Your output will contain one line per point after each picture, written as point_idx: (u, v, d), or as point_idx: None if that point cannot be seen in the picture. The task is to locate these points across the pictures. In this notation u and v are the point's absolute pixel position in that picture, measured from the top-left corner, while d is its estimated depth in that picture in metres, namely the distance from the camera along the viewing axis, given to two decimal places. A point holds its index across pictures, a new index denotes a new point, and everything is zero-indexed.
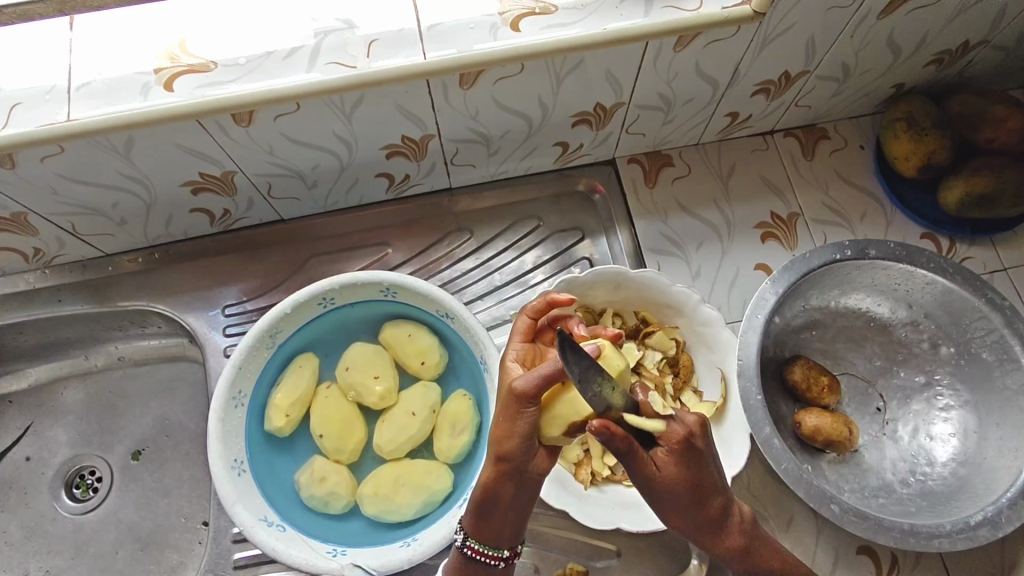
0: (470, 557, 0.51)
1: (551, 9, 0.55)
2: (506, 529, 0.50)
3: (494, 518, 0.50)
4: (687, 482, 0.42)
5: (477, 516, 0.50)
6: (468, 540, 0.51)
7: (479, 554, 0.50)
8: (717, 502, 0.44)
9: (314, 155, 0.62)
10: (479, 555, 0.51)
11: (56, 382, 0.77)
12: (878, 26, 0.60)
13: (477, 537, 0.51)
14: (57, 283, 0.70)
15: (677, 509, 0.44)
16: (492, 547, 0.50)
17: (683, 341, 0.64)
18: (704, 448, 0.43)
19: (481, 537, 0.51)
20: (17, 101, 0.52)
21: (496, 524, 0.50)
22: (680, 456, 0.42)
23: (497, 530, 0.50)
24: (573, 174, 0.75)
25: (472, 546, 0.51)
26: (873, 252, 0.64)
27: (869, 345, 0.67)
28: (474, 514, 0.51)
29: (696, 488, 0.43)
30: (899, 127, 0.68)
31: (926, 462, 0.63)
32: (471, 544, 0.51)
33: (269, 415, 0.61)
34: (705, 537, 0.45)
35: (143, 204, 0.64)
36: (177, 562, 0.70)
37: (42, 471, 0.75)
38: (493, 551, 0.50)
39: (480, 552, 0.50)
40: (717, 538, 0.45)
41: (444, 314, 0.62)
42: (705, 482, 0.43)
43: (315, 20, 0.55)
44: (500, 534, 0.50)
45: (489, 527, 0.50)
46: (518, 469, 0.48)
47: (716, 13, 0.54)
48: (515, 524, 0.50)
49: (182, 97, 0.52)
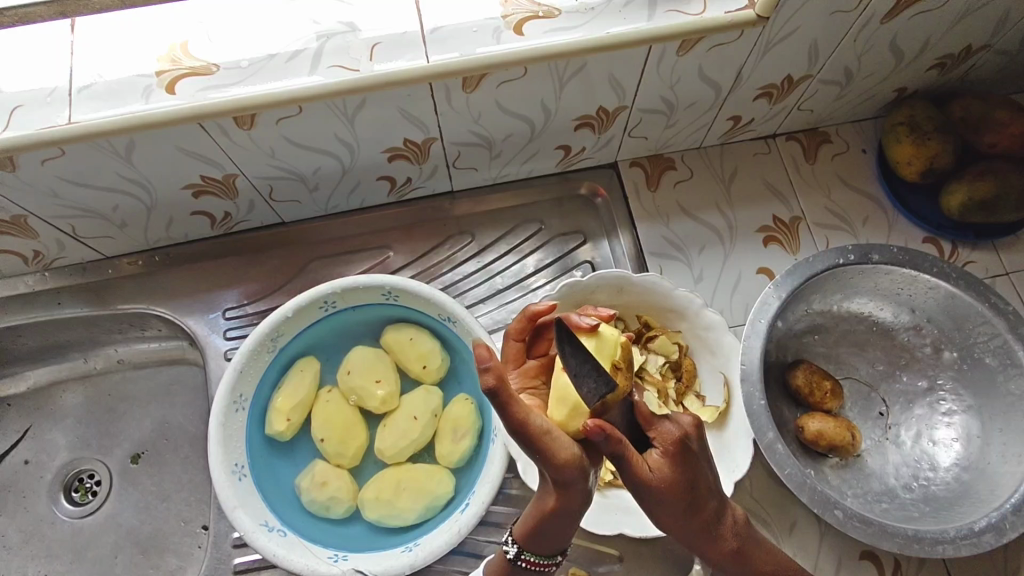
0: (524, 568, 0.50)
1: (554, 12, 0.55)
2: (561, 539, 0.48)
3: (545, 533, 0.47)
4: (683, 488, 0.41)
5: (528, 533, 0.48)
6: (523, 554, 0.49)
7: (534, 565, 0.49)
8: (712, 504, 0.44)
9: (315, 158, 0.62)
10: (534, 566, 0.49)
11: (55, 385, 0.77)
12: (881, 30, 0.60)
13: (530, 549, 0.49)
14: (57, 286, 0.70)
15: (675, 518, 0.43)
16: (546, 555, 0.49)
17: (685, 344, 0.63)
18: (698, 451, 0.42)
19: (535, 549, 0.49)
20: (18, 104, 0.52)
21: (552, 538, 0.47)
22: (675, 461, 0.41)
23: (553, 540, 0.48)
24: (575, 177, 0.75)
25: (529, 559, 0.49)
26: (876, 256, 0.64)
27: (872, 349, 0.67)
28: (525, 529, 0.48)
29: (692, 492, 0.42)
30: (901, 131, 0.68)
31: (929, 467, 0.62)
32: (526, 557, 0.49)
33: (270, 419, 0.61)
34: (701, 540, 0.45)
35: (144, 207, 0.64)
36: (177, 566, 0.70)
37: (42, 474, 0.74)
38: (547, 559, 0.49)
39: (536, 563, 0.49)
40: (713, 541, 0.45)
41: (445, 318, 0.62)
42: (701, 485, 0.42)
43: (317, 22, 0.55)
44: (554, 543, 0.48)
45: (541, 541, 0.48)
46: (579, 489, 0.43)
47: (719, 17, 0.54)
48: (569, 533, 0.47)
49: (184, 99, 0.52)
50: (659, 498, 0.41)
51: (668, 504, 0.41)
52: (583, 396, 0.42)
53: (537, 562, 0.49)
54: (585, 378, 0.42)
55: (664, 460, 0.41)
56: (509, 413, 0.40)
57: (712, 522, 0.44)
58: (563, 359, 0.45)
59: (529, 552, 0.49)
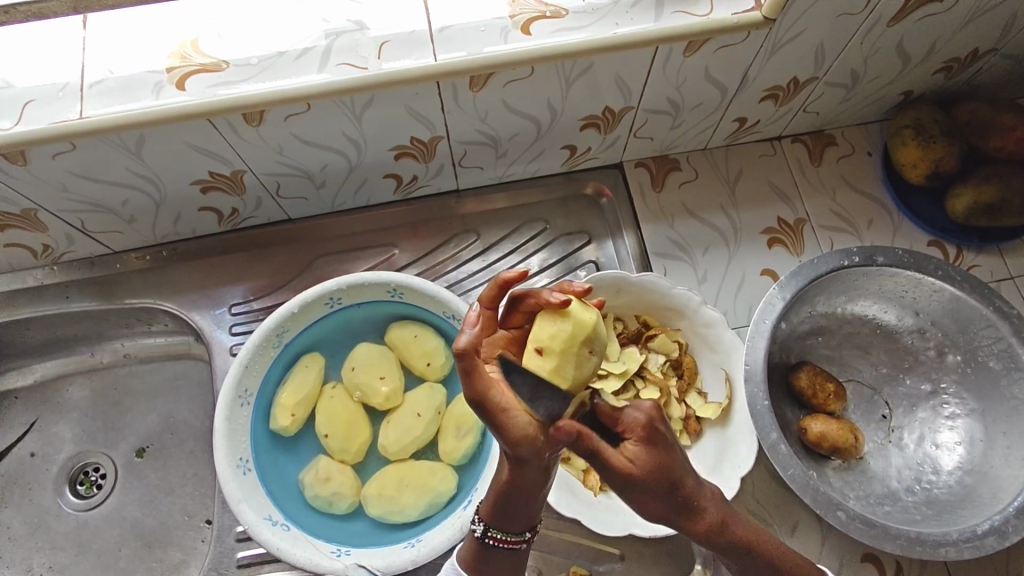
0: (493, 546, 0.50)
1: (561, 12, 0.56)
2: (524, 517, 0.49)
3: (510, 508, 0.48)
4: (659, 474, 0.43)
5: (494, 509, 0.49)
6: (489, 530, 0.50)
7: (503, 543, 0.50)
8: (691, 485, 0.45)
9: (321, 156, 0.63)
10: (501, 543, 0.50)
11: (62, 379, 0.77)
12: (888, 33, 0.60)
13: (497, 526, 0.50)
14: (65, 280, 0.70)
15: (656, 506, 0.44)
16: (514, 532, 0.50)
17: (685, 343, 0.64)
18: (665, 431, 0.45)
19: (503, 526, 0.49)
20: (31, 98, 0.52)
21: (514, 514, 0.48)
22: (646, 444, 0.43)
23: (516, 516, 0.48)
24: (580, 177, 0.75)
25: (495, 536, 0.50)
26: (880, 258, 0.64)
27: (875, 352, 0.67)
28: (491, 506, 0.49)
29: (668, 478, 0.43)
30: (907, 134, 0.68)
31: (931, 470, 0.62)
32: (493, 534, 0.50)
33: (275, 414, 0.61)
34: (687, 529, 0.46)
35: (153, 202, 0.64)
36: (181, 560, 0.70)
37: (47, 467, 0.75)
38: (514, 536, 0.50)
39: (502, 540, 0.50)
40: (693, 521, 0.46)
41: (450, 315, 0.62)
42: (677, 469, 0.44)
43: (326, 21, 0.56)
44: (521, 519, 0.49)
45: (511, 518, 0.49)
46: (535, 466, 0.43)
47: (726, 19, 0.54)
48: (532, 509, 0.48)
49: (195, 96, 0.52)
50: (636, 487, 0.43)
51: (645, 494, 0.43)
52: (558, 377, 0.41)
53: (505, 539, 0.50)
54: (560, 365, 0.41)
55: (638, 451, 0.43)
56: (472, 386, 0.40)
57: (693, 508, 0.45)
58: (537, 337, 0.43)
59: (497, 530, 0.50)
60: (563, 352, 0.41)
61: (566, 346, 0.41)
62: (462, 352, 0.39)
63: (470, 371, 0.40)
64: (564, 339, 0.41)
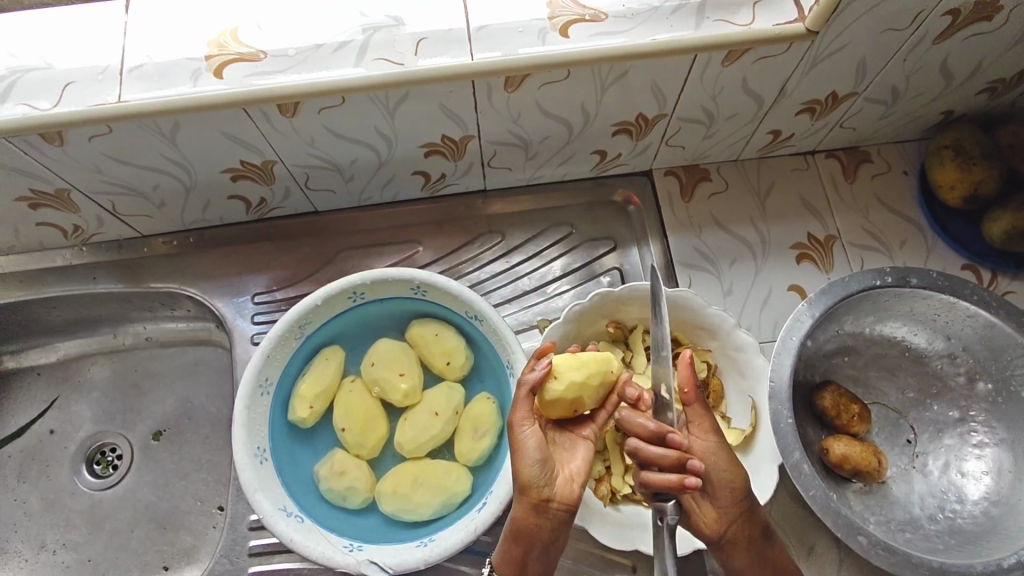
0: None
1: (601, 16, 0.55)
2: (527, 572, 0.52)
3: (518, 557, 0.52)
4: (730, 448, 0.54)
5: (504, 552, 0.52)
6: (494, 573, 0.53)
7: None
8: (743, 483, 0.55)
9: (353, 149, 0.63)
10: None
11: (84, 358, 0.78)
12: (933, 51, 0.59)
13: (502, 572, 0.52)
14: (92, 261, 0.71)
15: (741, 477, 0.52)
16: None
17: (714, 363, 0.62)
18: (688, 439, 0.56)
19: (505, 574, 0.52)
20: (71, 81, 0.53)
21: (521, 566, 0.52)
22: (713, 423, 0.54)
23: (522, 567, 0.52)
24: (609, 183, 0.74)
25: None
26: (914, 280, 0.62)
27: (903, 375, 0.66)
28: (511, 559, 0.52)
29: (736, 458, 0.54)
30: (946, 154, 0.67)
31: (956, 499, 0.61)
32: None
33: (294, 405, 0.61)
34: (737, 517, 0.52)
35: (183, 187, 0.64)
36: (192, 545, 0.71)
37: (66, 445, 0.76)
38: None
39: None
40: (710, 512, 0.53)
41: (472, 315, 0.62)
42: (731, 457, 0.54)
43: (364, 15, 0.56)
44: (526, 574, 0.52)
45: None
46: (545, 502, 0.51)
47: (768, 29, 0.53)
48: (546, 563, 0.52)
49: (231, 85, 0.52)
50: (726, 450, 0.52)
51: (728, 463, 0.52)
52: (580, 385, 0.52)
53: None
54: (581, 377, 0.52)
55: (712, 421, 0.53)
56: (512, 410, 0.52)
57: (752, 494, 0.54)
58: (563, 373, 0.52)
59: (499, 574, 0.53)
60: (587, 379, 0.52)
61: (584, 377, 0.52)
62: (523, 381, 0.51)
63: (523, 398, 0.51)
64: (579, 372, 0.52)
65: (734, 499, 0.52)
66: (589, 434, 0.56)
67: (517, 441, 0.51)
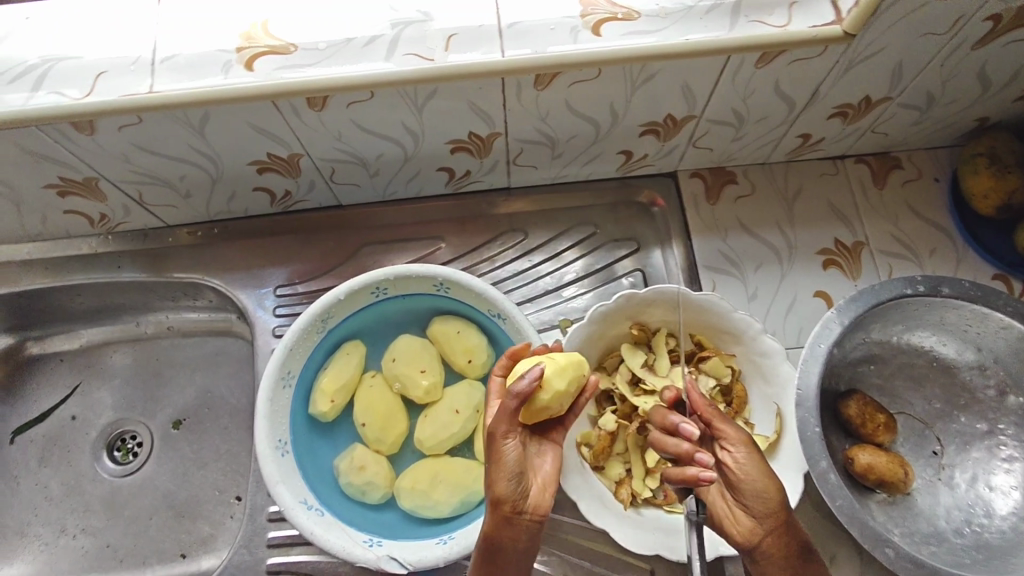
0: None
1: (633, 15, 0.55)
2: None
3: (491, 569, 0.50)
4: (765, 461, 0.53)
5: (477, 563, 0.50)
6: None
7: None
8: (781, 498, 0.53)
9: (379, 144, 0.63)
10: None
11: (106, 346, 0.79)
12: (971, 56, 0.58)
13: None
14: (118, 250, 0.72)
15: (775, 489, 0.51)
16: None
17: (737, 368, 0.62)
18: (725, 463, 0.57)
19: None
20: (103, 70, 0.53)
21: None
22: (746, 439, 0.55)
23: None
24: (634, 183, 0.74)
25: None
26: (946, 290, 0.60)
27: (930, 386, 0.65)
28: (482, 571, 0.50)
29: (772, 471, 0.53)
30: (980, 162, 0.66)
31: (983, 513, 0.60)
32: None
33: (315, 399, 0.62)
34: (772, 530, 0.51)
35: (209, 179, 0.65)
36: (209, 534, 0.71)
37: (87, 431, 0.76)
38: None
39: None
40: (743, 522, 0.51)
41: (495, 314, 0.62)
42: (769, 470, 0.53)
43: (395, 10, 0.56)
44: None
45: None
46: (518, 514, 0.49)
47: (804, 31, 0.52)
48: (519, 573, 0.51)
49: (261, 78, 0.52)
50: (757, 460, 0.52)
51: (762, 474, 0.51)
52: (563, 393, 0.50)
53: None
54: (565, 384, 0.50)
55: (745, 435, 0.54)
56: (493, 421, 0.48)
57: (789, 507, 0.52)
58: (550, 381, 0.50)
59: None
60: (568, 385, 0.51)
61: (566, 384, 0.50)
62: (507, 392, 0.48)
63: (509, 409, 0.47)
64: (563, 379, 0.50)
65: (769, 511, 0.50)
66: (558, 437, 0.54)
67: (499, 452, 0.48)
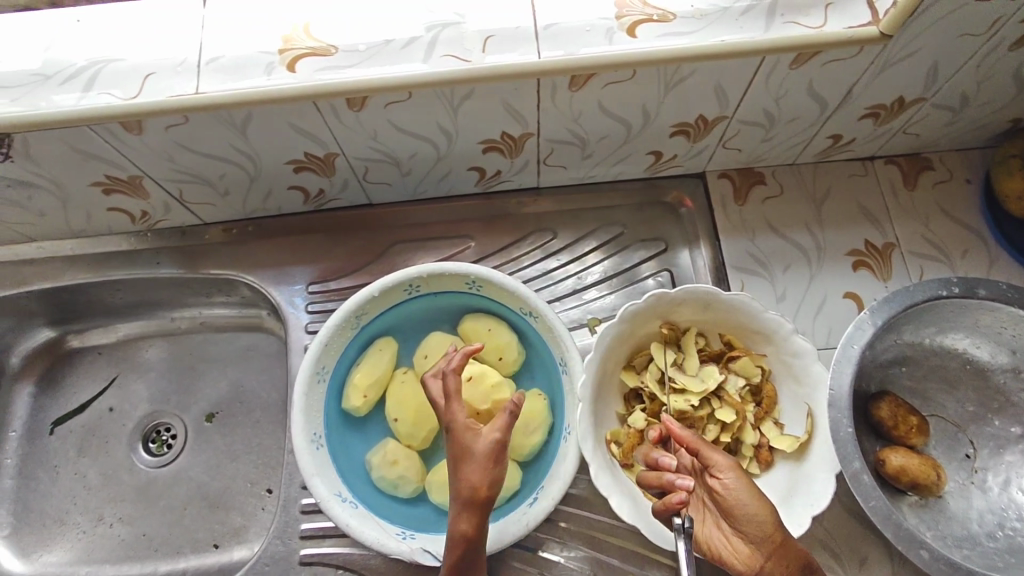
0: None
1: (669, 16, 0.55)
2: None
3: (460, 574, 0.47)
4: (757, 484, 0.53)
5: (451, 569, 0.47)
6: None
7: None
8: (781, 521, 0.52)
9: (414, 144, 0.64)
10: None
11: (142, 340, 0.81)
12: (1008, 57, 0.58)
13: None
14: (156, 246, 0.74)
15: (766, 511, 0.51)
16: None
17: (767, 368, 0.62)
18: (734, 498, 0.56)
19: None
20: (151, 72, 0.55)
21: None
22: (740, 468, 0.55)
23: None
24: (662, 184, 0.74)
25: None
26: (982, 290, 0.60)
27: (962, 388, 0.65)
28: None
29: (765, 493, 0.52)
30: (1013, 164, 0.65)
31: (1017, 517, 0.59)
32: None
33: (348, 394, 0.63)
34: (772, 554, 0.50)
35: (248, 177, 0.66)
36: (241, 525, 0.73)
37: (123, 422, 0.78)
38: None
39: None
40: (742, 550, 0.51)
41: (526, 312, 0.63)
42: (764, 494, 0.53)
43: (432, 12, 0.57)
44: None
45: None
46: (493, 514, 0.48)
47: (840, 32, 0.53)
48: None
49: (303, 79, 0.54)
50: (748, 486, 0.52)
51: (752, 496, 0.51)
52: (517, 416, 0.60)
53: None
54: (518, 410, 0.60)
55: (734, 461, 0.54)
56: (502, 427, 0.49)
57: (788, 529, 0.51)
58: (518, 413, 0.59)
59: None
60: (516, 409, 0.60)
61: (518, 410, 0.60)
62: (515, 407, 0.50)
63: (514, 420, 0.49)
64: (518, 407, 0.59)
65: (764, 535, 0.50)
66: None
67: (501, 455, 0.49)
